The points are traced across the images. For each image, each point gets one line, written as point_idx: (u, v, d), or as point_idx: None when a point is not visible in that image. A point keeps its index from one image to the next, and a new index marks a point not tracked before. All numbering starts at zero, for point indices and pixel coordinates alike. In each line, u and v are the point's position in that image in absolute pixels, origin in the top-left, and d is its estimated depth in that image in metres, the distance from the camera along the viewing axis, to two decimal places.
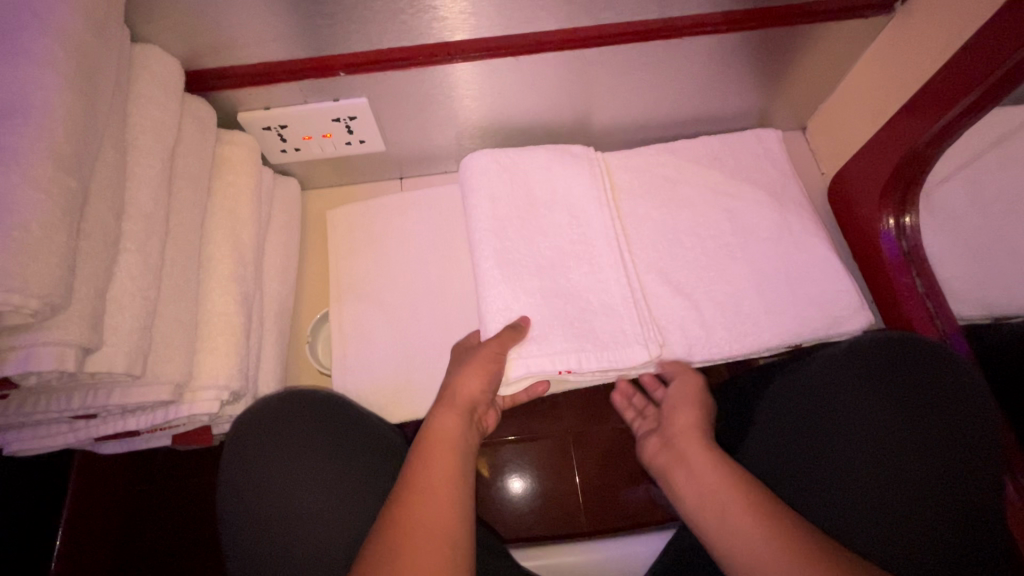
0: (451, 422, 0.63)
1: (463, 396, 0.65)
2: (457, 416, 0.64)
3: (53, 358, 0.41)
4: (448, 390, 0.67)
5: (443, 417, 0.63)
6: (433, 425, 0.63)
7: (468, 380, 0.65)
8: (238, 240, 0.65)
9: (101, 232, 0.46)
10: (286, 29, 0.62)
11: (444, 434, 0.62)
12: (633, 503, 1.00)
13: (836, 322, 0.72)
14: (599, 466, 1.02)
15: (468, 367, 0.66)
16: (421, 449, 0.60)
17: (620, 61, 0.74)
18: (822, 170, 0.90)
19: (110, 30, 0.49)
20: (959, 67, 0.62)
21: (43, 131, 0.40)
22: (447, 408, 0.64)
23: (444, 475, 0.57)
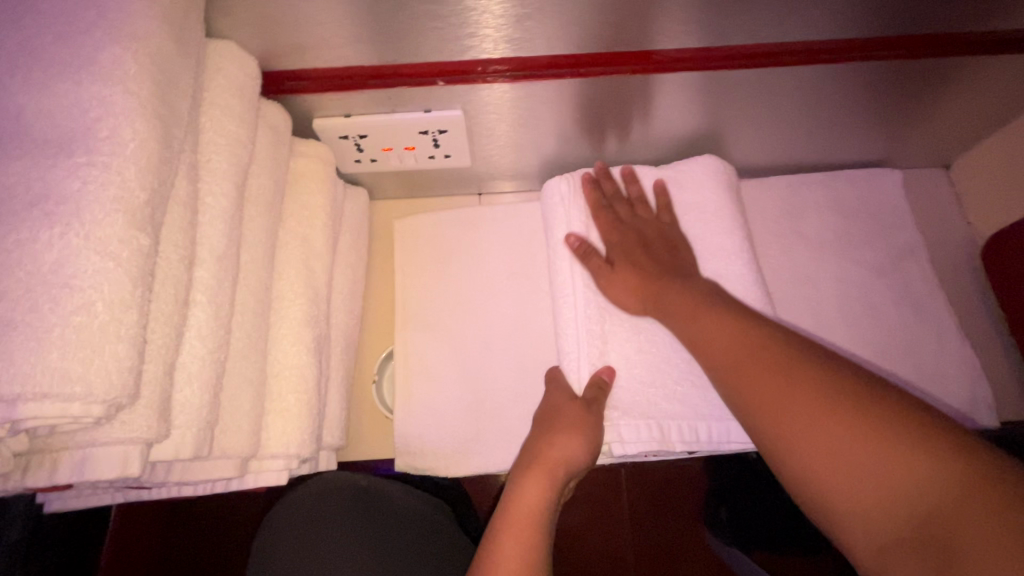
0: (536, 490, 0.53)
1: (555, 457, 0.54)
2: (544, 487, 0.53)
3: (116, 459, 0.33)
4: (538, 450, 0.56)
5: (528, 485, 0.53)
6: (515, 495, 0.53)
7: (562, 440, 0.55)
8: (311, 273, 0.56)
9: (172, 290, 0.37)
10: (385, 30, 0.52)
11: (528, 516, 0.52)
12: (686, 552, 0.96)
13: (951, 419, 0.66)
14: (654, 511, 0.97)
15: (556, 429, 0.56)
16: (502, 526, 0.51)
17: (760, 84, 0.62)
18: (968, 221, 0.78)
19: (190, 33, 0.40)
20: None
21: (114, 178, 0.31)
22: (534, 470, 0.54)
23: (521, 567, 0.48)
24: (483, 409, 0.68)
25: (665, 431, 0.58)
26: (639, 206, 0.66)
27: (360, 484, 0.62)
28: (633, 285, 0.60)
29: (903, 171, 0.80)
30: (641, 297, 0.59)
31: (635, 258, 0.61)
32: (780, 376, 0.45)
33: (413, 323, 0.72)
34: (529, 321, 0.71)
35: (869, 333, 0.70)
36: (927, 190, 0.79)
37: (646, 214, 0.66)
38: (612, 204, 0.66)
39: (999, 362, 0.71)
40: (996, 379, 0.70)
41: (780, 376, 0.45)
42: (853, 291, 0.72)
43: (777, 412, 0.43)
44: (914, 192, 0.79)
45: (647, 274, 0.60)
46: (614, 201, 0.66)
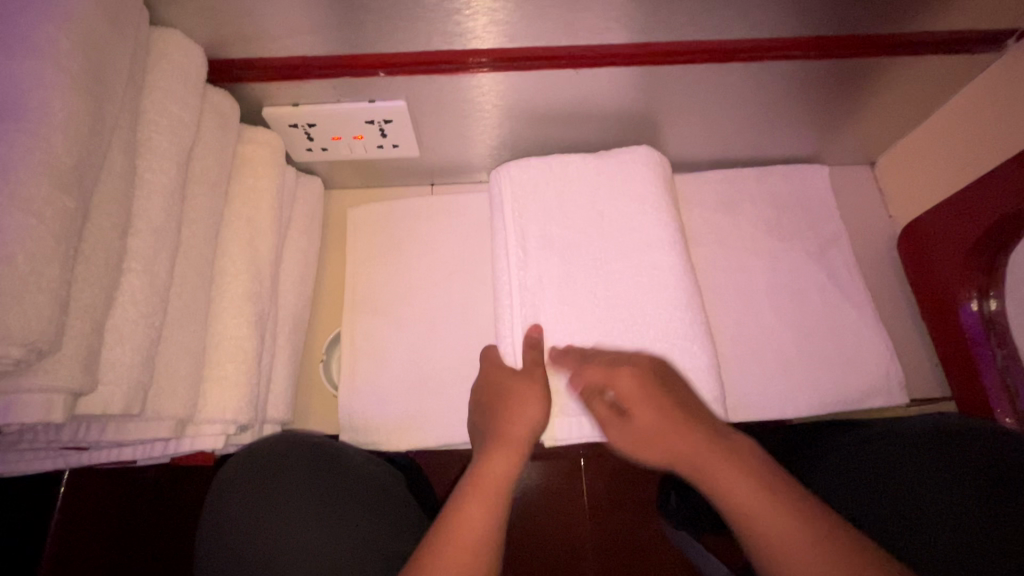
0: (504, 465, 0.55)
1: (520, 429, 0.57)
2: (510, 458, 0.55)
3: (40, 406, 0.35)
4: (502, 424, 0.58)
5: (495, 459, 0.55)
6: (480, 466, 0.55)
7: (523, 412, 0.58)
8: (255, 253, 0.59)
9: (102, 254, 0.40)
10: (325, 22, 0.55)
11: (493, 480, 0.53)
12: (636, 534, 1.00)
13: (863, 396, 0.71)
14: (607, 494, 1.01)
15: (520, 399, 0.59)
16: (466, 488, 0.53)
17: (686, 80, 0.66)
18: (891, 214, 0.83)
19: (126, 17, 0.42)
20: None
21: (40, 143, 0.34)
22: (499, 448, 0.56)
23: (481, 529, 0.49)
24: (426, 386, 0.71)
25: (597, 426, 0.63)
26: (608, 352, 0.61)
27: (319, 452, 0.63)
28: (654, 424, 0.54)
29: (833, 167, 0.85)
30: (658, 436, 0.53)
31: (641, 403, 0.55)
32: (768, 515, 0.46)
33: (363, 306, 0.75)
34: (473, 304, 0.75)
35: (794, 316, 0.74)
36: (854, 185, 0.84)
37: (640, 361, 0.58)
38: (590, 360, 0.60)
39: (913, 343, 0.76)
40: (911, 360, 0.76)
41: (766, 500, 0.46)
42: (781, 278, 0.76)
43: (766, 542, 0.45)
44: (842, 186, 0.84)
45: (666, 412, 0.54)
46: (591, 356, 0.61)
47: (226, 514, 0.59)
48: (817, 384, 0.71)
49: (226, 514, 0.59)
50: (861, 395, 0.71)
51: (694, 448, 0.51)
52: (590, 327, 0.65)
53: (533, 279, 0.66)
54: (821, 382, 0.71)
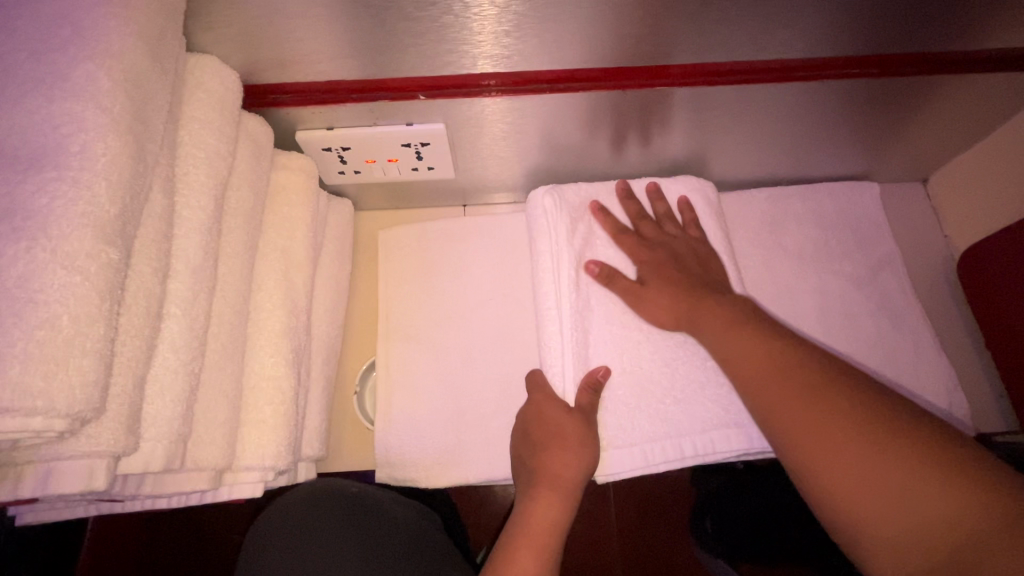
0: (550, 509, 0.55)
1: (564, 478, 0.56)
2: (557, 505, 0.55)
3: (82, 473, 0.33)
4: (543, 466, 0.57)
5: (539, 501, 0.55)
6: (531, 511, 0.55)
7: (564, 453, 0.56)
8: (292, 286, 0.56)
9: (143, 304, 0.37)
10: (365, 46, 0.53)
11: (541, 529, 0.54)
12: (669, 562, 0.97)
13: None
14: (638, 520, 0.98)
15: (561, 442, 0.56)
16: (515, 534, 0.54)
17: (739, 100, 0.63)
18: (945, 234, 0.79)
19: (168, 50, 0.40)
20: None
21: (82, 192, 0.32)
22: (546, 493, 0.55)
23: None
24: (462, 418, 0.68)
25: (649, 456, 0.59)
26: (667, 223, 0.65)
27: (353, 499, 0.61)
28: (665, 307, 0.59)
29: (882, 185, 0.82)
30: (673, 315, 0.58)
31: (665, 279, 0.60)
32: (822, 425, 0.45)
33: (396, 334, 0.73)
34: (511, 332, 0.72)
35: (847, 345, 0.71)
36: (906, 203, 0.81)
37: (673, 230, 0.65)
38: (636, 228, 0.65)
39: (976, 372, 0.73)
40: (974, 391, 0.72)
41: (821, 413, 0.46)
42: (833, 304, 0.73)
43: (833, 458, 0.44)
44: (892, 205, 0.81)
45: (679, 290, 0.59)
46: (643, 222, 0.65)
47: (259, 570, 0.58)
48: None
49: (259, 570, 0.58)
50: None
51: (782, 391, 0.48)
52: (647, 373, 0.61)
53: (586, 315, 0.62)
54: None
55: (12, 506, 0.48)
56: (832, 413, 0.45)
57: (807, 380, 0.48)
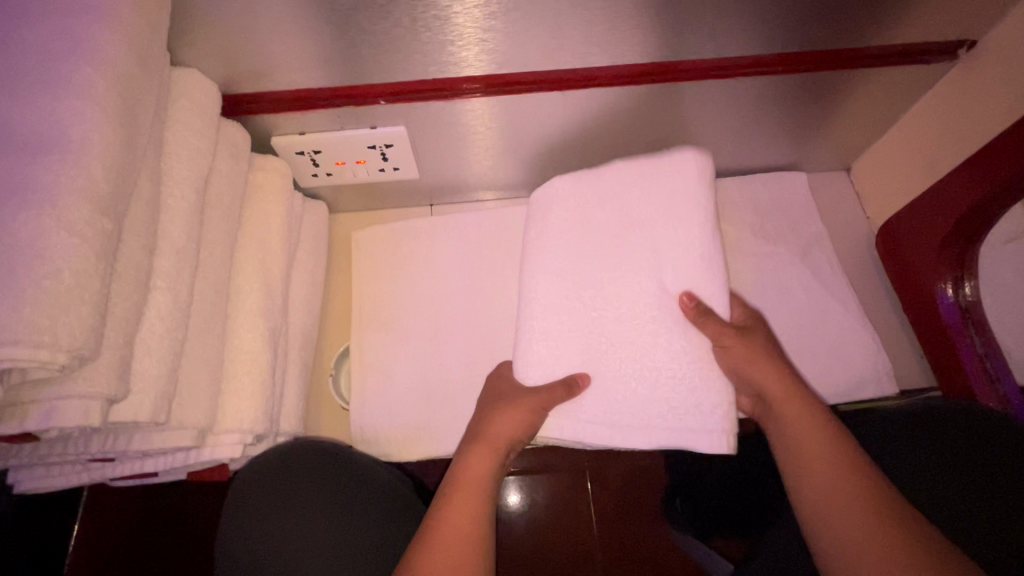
0: (481, 463, 0.59)
1: (501, 436, 0.60)
2: (491, 458, 0.59)
3: (78, 412, 0.39)
4: (485, 427, 0.61)
5: (474, 457, 0.59)
6: (461, 467, 0.59)
7: (504, 421, 0.60)
8: (268, 272, 0.63)
9: (132, 272, 0.43)
10: (329, 57, 0.60)
11: (475, 478, 0.58)
12: (653, 548, 0.96)
13: (855, 393, 0.74)
14: (618, 507, 0.98)
15: (513, 410, 0.60)
16: (445, 495, 0.57)
17: (668, 97, 0.70)
18: (868, 215, 0.87)
19: (154, 60, 0.47)
20: (995, 152, 0.63)
21: (80, 171, 0.38)
22: (479, 449, 0.60)
23: (466, 527, 0.54)
24: (431, 394, 0.75)
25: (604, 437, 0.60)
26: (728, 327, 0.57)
27: (320, 457, 0.65)
28: (800, 422, 0.55)
29: (810, 174, 0.90)
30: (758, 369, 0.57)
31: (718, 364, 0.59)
32: (842, 508, 0.50)
33: (369, 322, 0.79)
34: (475, 315, 0.79)
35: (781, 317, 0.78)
36: (831, 190, 0.89)
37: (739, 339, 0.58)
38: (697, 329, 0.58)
39: (898, 336, 0.80)
40: (898, 354, 0.79)
41: (844, 496, 0.50)
42: (768, 280, 0.80)
43: (840, 534, 0.49)
44: (820, 191, 0.89)
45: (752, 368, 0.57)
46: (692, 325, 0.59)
47: (241, 527, 0.63)
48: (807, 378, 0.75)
49: (241, 526, 0.63)
50: (850, 388, 0.74)
51: (867, 537, 0.48)
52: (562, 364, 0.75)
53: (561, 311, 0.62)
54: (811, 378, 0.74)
55: (11, 473, 0.52)
56: (850, 503, 0.50)
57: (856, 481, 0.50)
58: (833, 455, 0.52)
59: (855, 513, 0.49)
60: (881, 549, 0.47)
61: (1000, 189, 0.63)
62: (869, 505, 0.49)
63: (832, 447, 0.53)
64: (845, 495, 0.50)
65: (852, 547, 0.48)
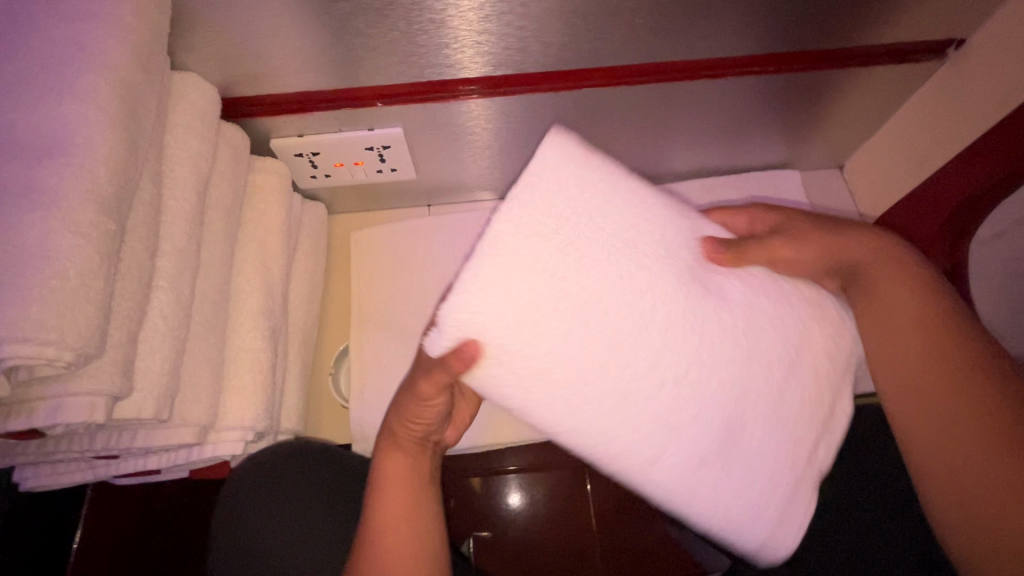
0: (403, 464, 0.54)
1: (405, 429, 0.54)
2: (410, 457, 0.55)
3: (83, 408, 0.39)
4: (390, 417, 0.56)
5: (393, 456, 0.55)
6: (383, 469, 0.54)
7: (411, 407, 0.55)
8: (267, 272, 0.64)
9: (135, 272, 0.44)
10: (327, 60, 0.61)
11: (398, 478, 0.54)
12: (650, 544, 0.98)
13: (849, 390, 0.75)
14: (616, 504, 0.99)
15: (410, 402, 0.53)
16: (372, 493, 0.53)
17: (661, 97, 0.71)
18: (861, 213, 0.88)
19: (155, 65, 0.48)
20: (1000, 133, 0.64)
21: (85, 174, 0.39)
22: (397, 447, 0.55)
23: (404, 526, 0.52)
24: None
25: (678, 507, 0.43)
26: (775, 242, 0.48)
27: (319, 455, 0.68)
28: (907, 329, 0.46)
29: (804, 173, 0.91)
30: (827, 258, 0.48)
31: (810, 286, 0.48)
32: (933, 411, 0.44)
33: (369, 321, 0.80)
34: None
35: None
36: (825, 188, 0.90)
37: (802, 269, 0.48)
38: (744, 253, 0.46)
39: None
40: None
41: (941, 394, 0.44)
42: None
43: (934, 434, 0.44)
44: (813, 189, 0.90)
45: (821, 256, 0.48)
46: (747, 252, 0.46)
47: (236, 518, 0.63)
48: None
49: (236, 516, 0.64)
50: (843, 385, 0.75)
51: (963, 436, 0.42)
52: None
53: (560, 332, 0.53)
54: None
55: (17, 471, 0.53)
56: (955, 406, 0.43)
57: (969, 377, 0.43)
58: (928, 349, 0.45)
59: (953, 418, 0.43)
60: (979, 446, 0.41)
61: (1000, 178, 0.64)
62: (971, 403, 0.43)
63: (930, 339, 0.46)
64: (938, 398, 0.44)
65: (947, 454, 0.43)
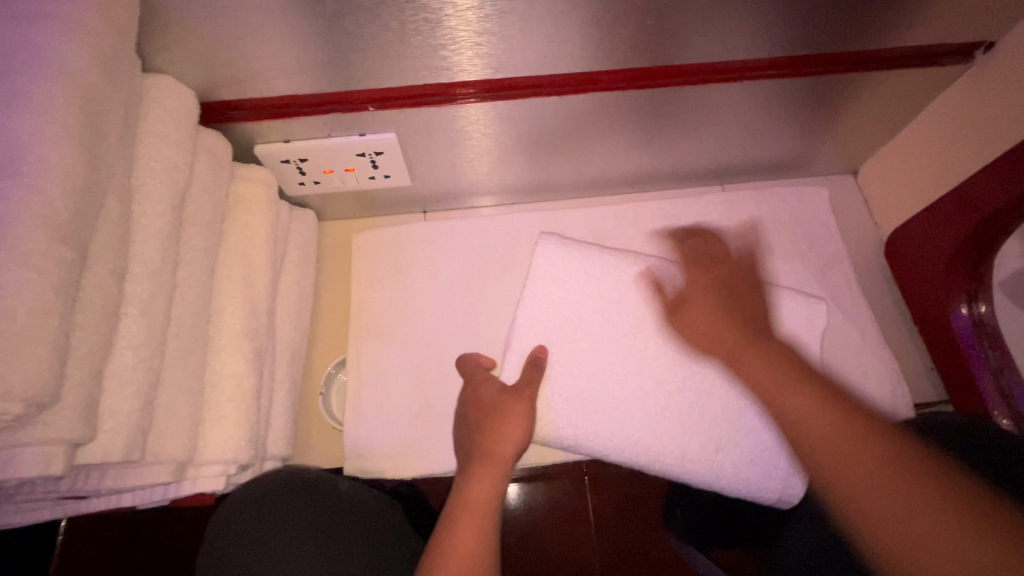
0: (490, 486, 0.55)
1: (503, 448, 0.58)
2: (494, 479, 0.55)
3: (41, 459, 0.36)
4: (487, 442, 0.59)
5: (479, 480, 0.55)
6: (467, 491, 0.55)
7: (508, 431, 0.60)
8: (252, 289, 0.59)
9: (99, 302, 0.40)
10: (314, 62, 0.56)
11: (479, 501, 0.54)
12: (652, 555, 0.95)
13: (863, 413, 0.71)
14: (617, 515, 0.96)
15: (506, 420, 0.61)
16: (456, 515, 0.52)
17: (672, 100, 0.67)
18: (876, 221, 0.85)
19: (121, 70, 0.43)
20: (1003, 166, 0.61)
21: (37, 198, 0.35)
22: (486, 468, 0.56)
23: (475, 550, 0.49)
24: (427, 412, 0.73)
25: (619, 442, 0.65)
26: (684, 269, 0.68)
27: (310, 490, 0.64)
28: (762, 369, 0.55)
29: (817, 178, 0.87)
30: (711, 341, 0.60)
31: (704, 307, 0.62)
32: (874, 476, 0.44)
33: (362, 335, 0.76)
34: (473, 328, 0.76)
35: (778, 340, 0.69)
36: (838, 194, 0.86)
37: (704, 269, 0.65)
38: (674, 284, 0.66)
39: (907, 347, 0.78)
40: (908, 365, 0.77)
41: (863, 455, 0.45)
42: None
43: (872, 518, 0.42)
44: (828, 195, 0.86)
45: (719, 306, 0.61)
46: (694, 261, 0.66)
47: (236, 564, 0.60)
48: None
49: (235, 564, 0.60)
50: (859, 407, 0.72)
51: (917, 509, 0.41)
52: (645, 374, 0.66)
53: (549, 326, 0.68)
54: None
55: None
56: (886, 481, 0.43)
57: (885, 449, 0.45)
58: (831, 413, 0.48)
59: (887, 477, 0.43)
60: (920, 511, 0.41)
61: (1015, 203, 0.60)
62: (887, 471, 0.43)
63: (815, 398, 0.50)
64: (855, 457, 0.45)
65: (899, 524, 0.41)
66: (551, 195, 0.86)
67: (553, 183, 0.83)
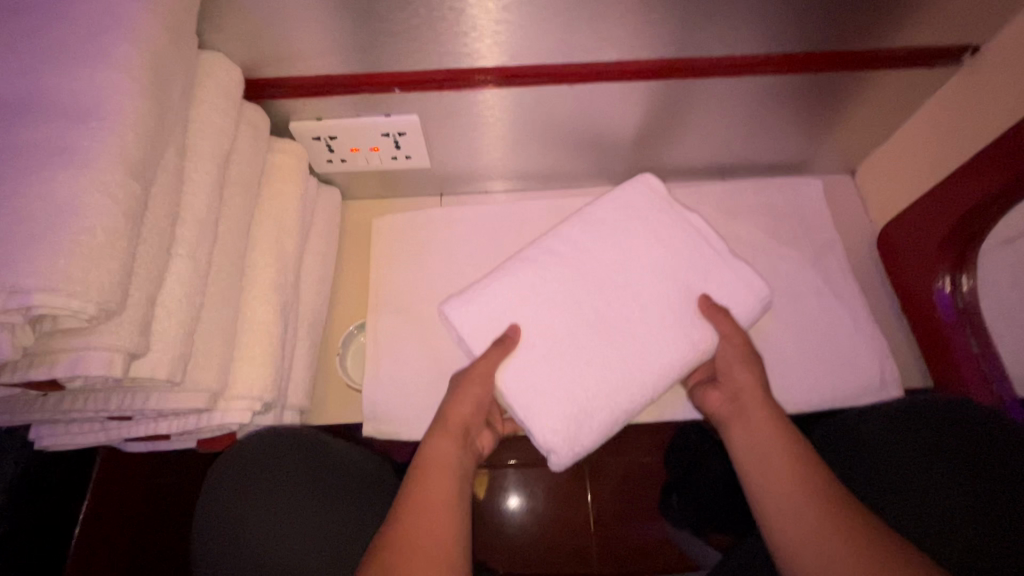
0: (446, 449, 0.59)
1: (455, 418, 0.62)
2: (454, 442, 0.60)
3: (103, 362, 0.41)
4: (441, 411, 0.63)
5: (436, 445, 0.59)
6: (428, 449, 0.59)
7: (459, 403, 0.62)
8: (282, 248, 0.65)
9: (156, 237, 0.46)
10: (349, 45, 0.62)
11: (440, 460, 0.58)
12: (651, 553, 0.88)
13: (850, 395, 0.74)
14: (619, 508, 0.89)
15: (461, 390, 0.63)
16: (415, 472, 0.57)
17: (676, 93, 0.72)
18: (871, 217, 0.89)
19: (184, 40, 0.49)
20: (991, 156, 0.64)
21: (116, 139, 0.41)
22: (447, 431, 0.60)
23: (442, 504, 0.54)
24: (437, 376, 0.78)
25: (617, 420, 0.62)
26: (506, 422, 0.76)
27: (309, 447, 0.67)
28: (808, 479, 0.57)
29: (817, 176, 0.91)
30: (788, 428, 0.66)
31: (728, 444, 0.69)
32: None
33: (378, 303, 0.81)
34: None
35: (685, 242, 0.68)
36: (836, 192, 0.90)
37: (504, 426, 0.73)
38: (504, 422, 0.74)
39: (897, 337, 0.81)
40: (896, 353, 0.80)
41: None
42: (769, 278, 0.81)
43: None
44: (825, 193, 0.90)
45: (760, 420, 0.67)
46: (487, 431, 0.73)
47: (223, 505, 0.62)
48: (801, 382, 0.75)
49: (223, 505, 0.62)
50: (847, 389, 0.75)
51: None
52: (614, 339, 0.63)
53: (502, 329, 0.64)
54: (807, 376, 0.75)
55: (33, 429, 0.55)
56: None
57: None
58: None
59: None
60: None
61: (1001, 191, 0.63)
62: None
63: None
64: None
65: None
66: (560, 183, 0.92)
67: (563, 171, 0.88)
